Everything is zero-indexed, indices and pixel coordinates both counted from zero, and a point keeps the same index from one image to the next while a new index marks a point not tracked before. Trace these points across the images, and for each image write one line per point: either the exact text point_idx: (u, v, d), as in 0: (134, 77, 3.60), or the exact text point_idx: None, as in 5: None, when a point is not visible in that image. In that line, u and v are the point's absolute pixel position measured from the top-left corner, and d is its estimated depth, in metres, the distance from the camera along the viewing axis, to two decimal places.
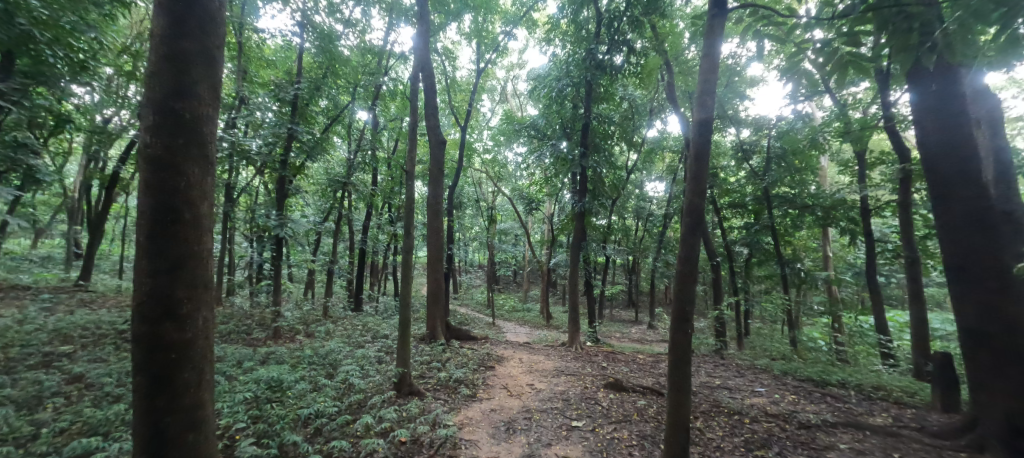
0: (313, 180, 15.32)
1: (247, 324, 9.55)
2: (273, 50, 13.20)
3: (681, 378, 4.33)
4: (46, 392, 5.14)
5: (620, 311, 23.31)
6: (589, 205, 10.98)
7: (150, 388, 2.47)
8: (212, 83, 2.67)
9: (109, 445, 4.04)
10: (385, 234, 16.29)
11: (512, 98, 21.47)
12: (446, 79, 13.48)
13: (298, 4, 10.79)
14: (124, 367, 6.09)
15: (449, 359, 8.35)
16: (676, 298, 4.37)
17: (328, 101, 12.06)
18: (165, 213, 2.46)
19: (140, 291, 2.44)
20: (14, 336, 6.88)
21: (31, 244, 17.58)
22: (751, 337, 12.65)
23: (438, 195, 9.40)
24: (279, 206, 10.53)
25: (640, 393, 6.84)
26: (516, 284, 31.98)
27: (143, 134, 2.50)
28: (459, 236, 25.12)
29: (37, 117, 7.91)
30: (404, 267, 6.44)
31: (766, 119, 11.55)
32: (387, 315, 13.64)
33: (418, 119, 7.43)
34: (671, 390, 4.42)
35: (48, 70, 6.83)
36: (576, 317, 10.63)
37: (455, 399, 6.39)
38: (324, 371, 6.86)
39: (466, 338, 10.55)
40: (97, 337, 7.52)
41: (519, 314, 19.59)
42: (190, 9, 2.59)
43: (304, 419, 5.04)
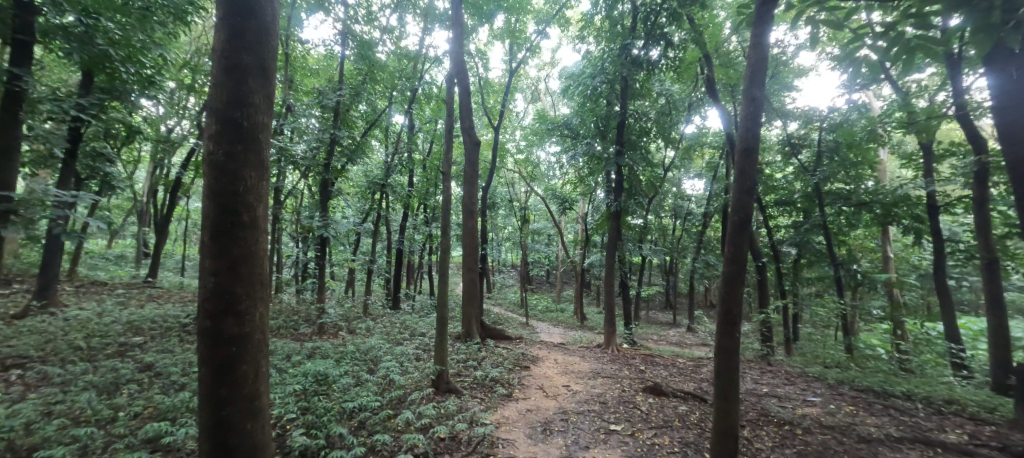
0: (354, 182, 15.93)
1: (294, 320, 10.09)
2: (315, 59, 13.85)
3: (728, 383, 4.18)
4: (122, 379, 5.62)
5: (657, 313, 22.65)
6: (626, 204, 10.77)
7: (213, 379, 2.65)
8: (267, 93, 2.84)
9: (176, 430, 4.37)
10: (421, 234, 16.67)
11: (544, 97, 21.40)
12: (479, 80, 13.61)
13: (338, 14, 11.27)
14: (187, 358, 6.57)
15: (484, 358, 8.44)
16: (722, 300, 4.21)
17: (367, 106, 12.50)
18: (226, 216, 2.63)
19: (205, 288, 2.62)
20: (95, 328, 7.59)
21: (107, 245, 19.37)
22: (800, 342, 11.96)
23: (472, 196, 9.54)
24: (323, 207, 11.04)
25: (682, 399, 6.62)
26: (549, 284, 31.81)
27: (206, 142, 2.68)
28: (492, 236, 25.32)
29: (113, 128, 8.67)
30: (441, 266, 6.56)
31: (816, 112, 10.91)
32: (424, 313, 13.98)
33: (453, 120, 7.57)
34: (718, 397, 4.26)
35: (121, 86, 7.62)
36: (611, 318, 10.43)
37: (492, 398, 6.45)
38: (366, 366, 7.12)
39: (501, 338, 10.61)
40: (164, 329, 8.14)
41: (553, 314, 19.53)
42: (247, 22, 2.75)
43: (349, 412, 5.24)
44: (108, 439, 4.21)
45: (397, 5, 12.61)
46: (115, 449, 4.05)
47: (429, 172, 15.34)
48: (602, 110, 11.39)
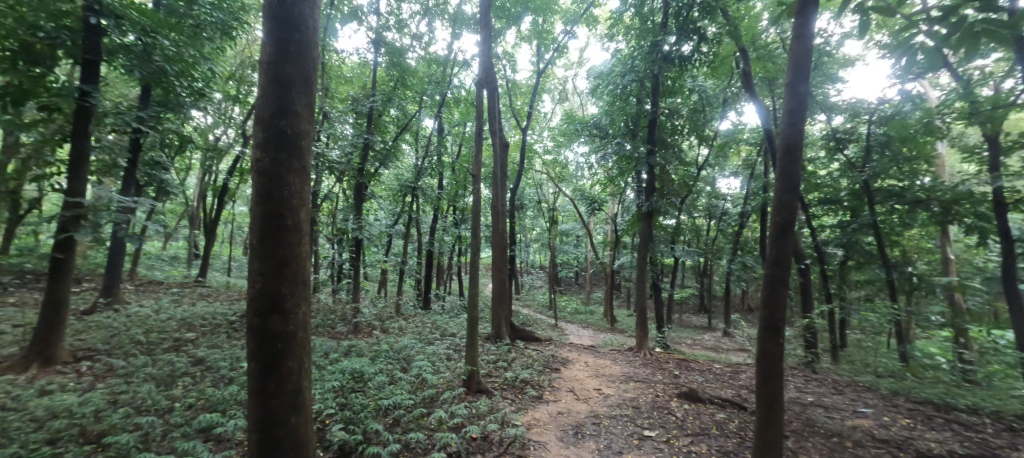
0: (386, 185, 16.35)
1: (331, 319, 10.47)
2: (349, 67, 14.34)
3: (771, 390, 4.02)
4: (177, 372, 6.01)
5: (691, 317, 21.97)
6: (658, 204, 10.52)
7: (260, 374, 2.80)
8: (309, 101, 2.98)
9: (226, 421, 4.62)
10: (451, 236, 16.90)
11: (572, 97, 21.24)
12: (507, 82, 13.68)
13: (370, 23, 11.65)
14: (234, 354, 6.95)
15: (514, 359, 8.45)
16: (764, 304, 4.06)
17: (398, 111, 12.81)
18: (273, 219, 2.77)
19: (253, 288, 2.77)
20: (153, 324, 8.16)
21: (162, 247, 20.77)
22: (849, 349, 11.30)
23: (501, 197, 9.59)
24: (357, 210, 11.42)
25: (719, 406, 6.39)
26: (578, 286, 31.49)
27: (254, 150, 2.83)
28: (521, 237, 25.32)
29: (168, 138, 9.30)
30: (471, 267, 6.62)
31: (865, 104, 10.27)
32: (454, 314, 14.16)
33: (482, 124, 7.63)
34: (760, 404, 4.11)
35: (175, 98, 8.15)
36: (644, 321, 10.21)
37: (523, 399, 6.44)
38: (400, 365, 7.29)
39: (531, 339, 10.60)
40: (214, 326, 8.63)
41: (583, 316, 19.33)
42: (290, 35, 2.89)
43: (384, 409, 5.39)
44: (166, 428, 4.51)
45: (426, 12, 12.86)
46: (173, 438, 4.33)
47: (459, 174, 15.53)
48: (632, 108, 11.19)
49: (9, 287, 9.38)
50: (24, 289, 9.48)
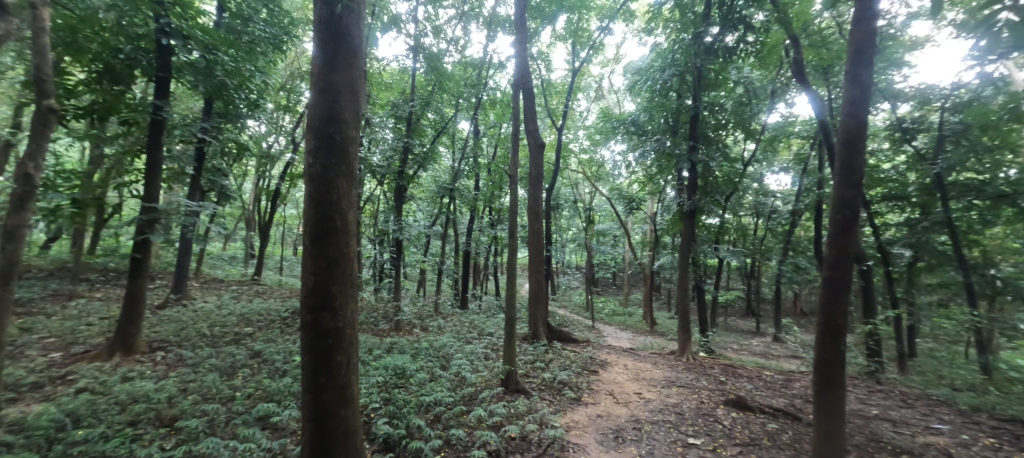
0: (424, 187, 16.76)
1: (374, 316, 10.87)
2: (389, 73, 14.81)
3: (832, 400, 3.80)
4: (238, 364, 6.45)
5: (737, 321, 20.95)
6: (701, 203, 10.12)
7: (313, 367, 2.96)
8: (355, 108, 3.12)
9: (281, 411, 4.90)
10: (487, 236, 17.06)
11: (608, 94, 20.87)
12: (542, 82, 13.64)
13: (409, 30, 12.00)
14: (287, 347, 7.37)
15: (551, 360, 8.40)
16: (823, 308, 3.83)
17: (435, 114, 13.09)
18: (323, 221, 2.91)
19: (306, 286, 2.93)
20: (216, 319, 8.80)
21: (222, 247, 22.36)
22: (918, 358, 10.37)
23: (537, 197, 9.61)
24: (398, 212, 11.80)
25: (771, 416, 6.05)
26: (615, 287, 30.84)
27: (307, 156, 3.00)
28: (556, 237, 25.11)
29: (227, 147, 10.00)
30: (509, 268, 6.63)
31: (936, 90, 9.48)
32: (490, 313, 14.31)
33: (518, 124, 7.65)
34: (818, 414, 3.89)
35: (234, 109, 8.76)
36: (686, 324, 9.85)
37: (562, 401, 6.40)
38: (439, 363, 7.45)
39: (568, 340, 10.51)
40: (269, 321, 9.20)
41: (621, 318, 18.96)
42: (339, 45, 3.03)
43: (425, 405, 5.52)
44: (229, 415, 4.84)
45: (462, 16, 13.06)
46: (236, 424, 4.66)
47: (495, 175, 15.63)
48: (673, 104, 10.84)
49: (95, 283, 10.42)
50: (107, 285, 10.49)
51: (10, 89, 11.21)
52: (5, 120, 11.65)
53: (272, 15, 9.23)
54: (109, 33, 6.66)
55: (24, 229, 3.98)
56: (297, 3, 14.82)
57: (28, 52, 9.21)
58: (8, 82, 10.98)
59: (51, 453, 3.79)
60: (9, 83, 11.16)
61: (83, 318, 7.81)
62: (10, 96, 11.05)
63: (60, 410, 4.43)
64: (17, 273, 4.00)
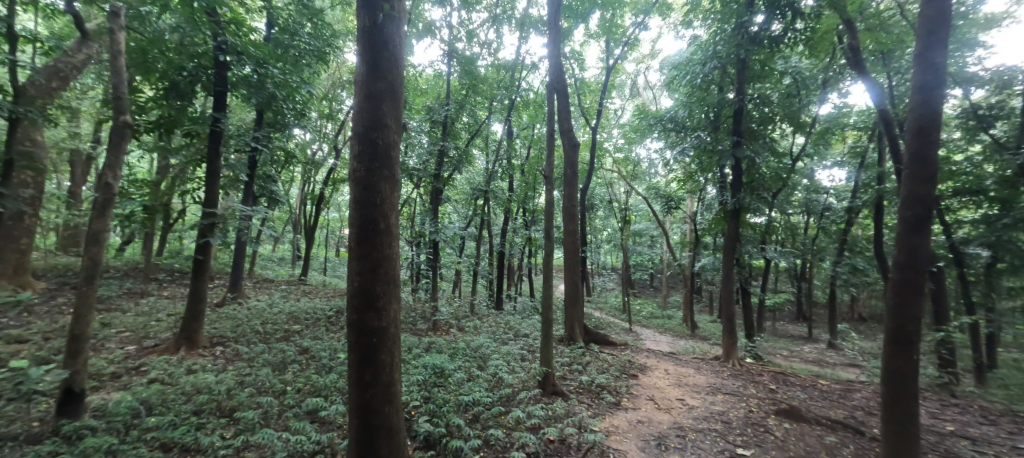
0: (459, 190, 17.00)
1: (413, 316, 11.13)
2: (424, 79, 15.17)
3: (904, 393, 3.86)
4: (288, 359, 6.80)
5: (786, 326, 19.81)
6: (746, 201, 9.67)
7: (359, 365, 3.06)
8: (396, 113, 3.21)
9: (328, 405, 5.11)
10: (521, 237, 17.06)
11: (644, 91, 20.34)
12: (575, 81, 13.49)
13: (443, 36, 12.24)
14: (332, 345, 7.68)
15: (589, 363, 8.28)
16: (893, 303, 3.86)
17: (469, 117, 13.26)
18: (367, 224, 3.01)
19: (352, 286, 3.04)
20: (267, 316, 9.32)
21: (272, 249, 23.67)
22: (1000, 370, 9.40)
23: (573, 197, 9.54)
24: (434, 214, 12.06)
25: (828, 428, 5.69)
26: (653, 289, 29.98)
27: (352, 161, 3.12)
28: (591, 239, 24.74)
29: (276, 155, 10.59)
30: (545, 269, 6.59)
31: (1018, 71, 8.78)
32: (525, 314, 14.29)
33: (551, 125, 7.62)
34: (888, 406, 3.98)
35: (283, 118, 9.25)
36: (731, 328, 9.42)
37: (600, 405, 6.29)
38: (477, 363, 7.52)
39: (606, 343, 10.32)
40: (315, 319, 9.63)
41: (659, 321, 18.42)
42: (380, 53, 3.13)
43: (464, 404, 5.59)
44: (281, 408, 5.11)
45: (494, 19, 13.16)
46: (288, 417, 4.90)
47: (529, 176, 15.62)
48: (714, 99, 10.43)
49: (163, 282, 11.34)
50: (173, 284, 11.38)
51: (91, 107, 12.43)
52: (88, 136, 12.93)
53: (315, 28, 9.67)
54: (173, 53, 7.24)
55: (105, 232, 4.37)
56: (338, 16, 15.49)
57: (106, 73, 10.16)
58: (90, 101, 12.18)
59: (129, 437, 4.15)
60: (90, 102, 12.38)
61: (153, 315, 8.51)
62: (91, 114, 12.26)
63: (135, 398, 4.84)
64: (98, 273, 4.40)
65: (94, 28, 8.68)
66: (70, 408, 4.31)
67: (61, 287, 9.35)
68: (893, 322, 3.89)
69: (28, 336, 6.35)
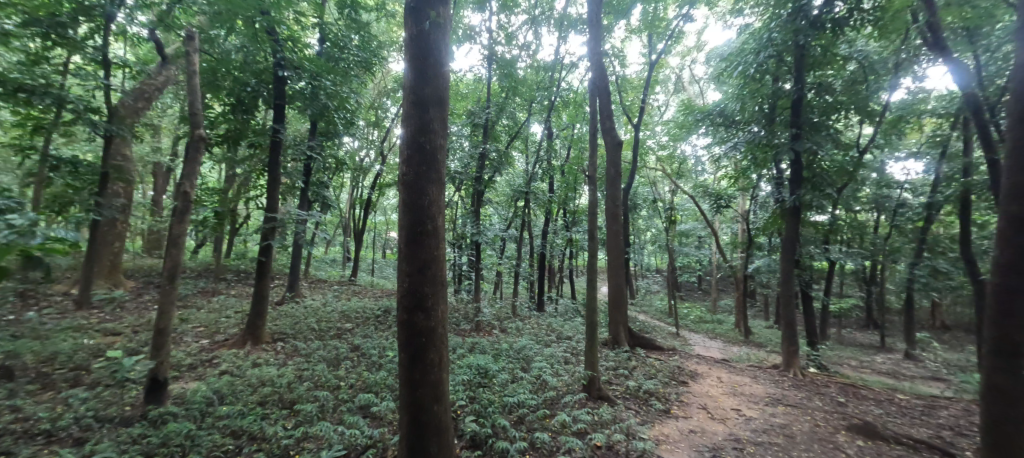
0: (499, 192, 17.14)
1: (456, 317, 11.33)
2: (465, 84, 15.42)
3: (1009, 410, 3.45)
4: (342, 356, 7.14)
5: (853, 333, 18.27)
6: (807, 198, 9.04)
7: (409, 364, 3.15)
8: (442, 117, 3.28)
9: (380, 402, 5.30)
10: (562, 238, 16.90)
11: (689, 85, 19.54)
12: (616, 79, 13.20)
13: (483, 40, 12.41)
14: (381, 343, 7.97)
15: (635, 368, 8.05)
16: (996, 309, 3.47)
17: (509, 120, 13.34)
18: (416, 226, 3.10)
19: (403, 287, 3.14)
20: (322, 315, 9.83)
21: (324, 251, 24.97)
22: None
23: (616, 197, 9.34)
24: (475, 216, 12.23)
25: (910, 448, 5.17)
26: (702, 292, 28.65)
27: (401, 165, 3.21)
28: (634, 239, 24.06)
29: (328, 162, 11.17)
30: (589, 270, 6.47)
31: None
32: (567, 316, 14.14)
33: (593, 124, 7.49)
34: (992, 424, 3.57)
35: (335, 127, 9.75)
36: (791, 333, 8.83)
37: (649, 412, 6.09)
38: (520, 364, 7.53)
39: (652, 347, 10.00)
40: (364, 318, 10.04)
41: (709, 325, 17.60)
42: (426, 59, 3.21)
43: (509, 406, 5.60)
44: (337, 402, 5.36)
45: (533, 20, 13.14)
46: (343, 411, 5.14)
47: (569, 177, 15.46)
48: (768, 89, 9.82)
49: (231, 281, 12.29)
50: (239, 283, 12.29)
51: (170, 124, 13.74)
52: (167, 150, 14.28)
53: (363, 41, 10.11)
54: (238, 70, 7.83)
55: (182, 235, 4.79)
56: (383, 27, 16.13)
57: (182, 92, 11.18)
58: (169, 119, 13.44)
59: (205, 424, 4.51)
60: (169, 119, 13.68)
61: (223, 312, 9.22)
62: (170, 130, 13.54)
63: (209, 388, 5.26)
64: (178, 273, 4.81)
65: (172, 53, 9.59)
66: (155, 395, 4.74)
67: (147, 285, 10.36)
68: (993, 335, 3.52)
69: (120, 328, 7.07)
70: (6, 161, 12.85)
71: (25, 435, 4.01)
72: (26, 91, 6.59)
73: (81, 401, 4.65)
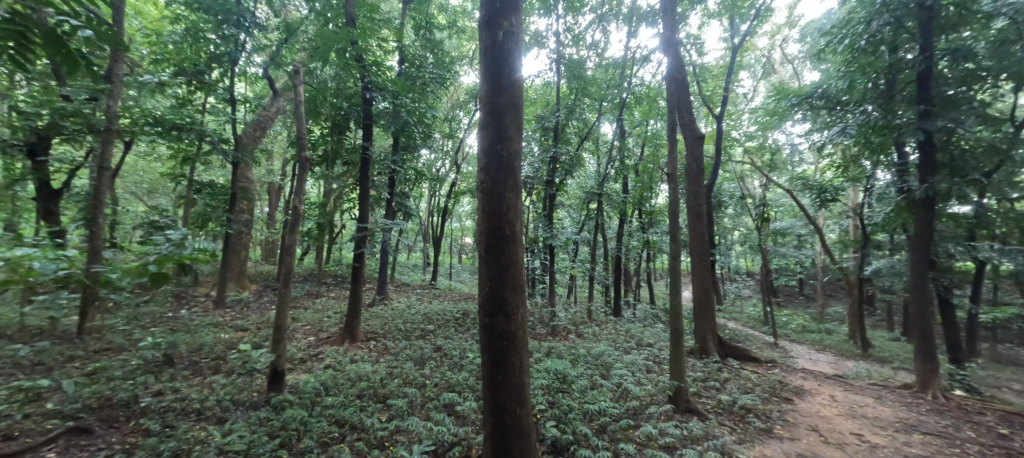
0: (571, 194, 16.96)
1: (532, 321, 11.39)
2: (534, 89, 15.58)
3: None
4: (426, 356, 7.54)
5: (1009, 348, 15.09)
6: (942, 186, 7.72)
7: (492, 366, 3.24)
8: (518, 124, 3.35)
9: (462, 401, 5.51)
10: (638, 240, 16.22)
11: (779, 67, 17.73)
12: (695, 69, 12.42)
13: (551, 44, 12.44)
14: (461, 345, 8.27)
15: (728, 380, 7.45)
16: None
17: (579, 122, 13.15)
18: (495, 232, 3.19)
19: (483, 291, 3.24)
20: (407, 317, 10.48)
21: (408, 257, 26.67)
22: None
23: (699, 194, 8.78)
24: (548, 220, 12.23)
25: None
26: (804, 298, 25.60)
27: (480, 174, 3.33)
28: (720, 240, 22.31)
29: (409, 174, 11.92)
30: (672, 273, 6.13)
31: None
32: (647, 322, 13.52)
33: (672, 118, 7.14)
34: None
35: (416, 140, 10.39)
36: (927, 347, 7.59)
37: (747, 430, 5.59)
38: (600, 371, 7.35)
39: (746, 357, 9.17)
40: (445, 320, 10.51)
41: (814, 335, 15.72)
42: (500, 68, 3.31)
43: (590, 414, 5.49)
44: (423, 399, 5.67)
45: (601, 18, 12.91)
46: (430, 408, 5.42)
47: (644, 176, 14.82)
48: (883, 63, 8.56)
49: (330, 285, 13.63)
50: (337, 287, 13.59)
51: (280, 148, 15.67)
52: (278, 170, 16.29)
53: (437, 58, 10.64)
54: (332, 96, 8.72)
55: (294, 244, 5.43)
56: (455, 43, 16.90)
57: (288, 120, 12.72)
58: (279, 144, 15.33)
59: (315, 412, 5.04)
60: (279, 144, 15.64)
61: (324, 312, 10.25)
62: (280, 153, 15.48)
63: (317, 380, 5.88)
64: (291, 277, 5.46)
65: (281, 87, 11.00)
66: (276, 384, 5.41)
67: (265, 288, 11.90)
68: None
69: (247, 325, 8.21)
70: (163, 187, 15.63)
71: (182, 411, 4.82)
72: (177, 129, 8.17)
73: (221, 385, 5.48)
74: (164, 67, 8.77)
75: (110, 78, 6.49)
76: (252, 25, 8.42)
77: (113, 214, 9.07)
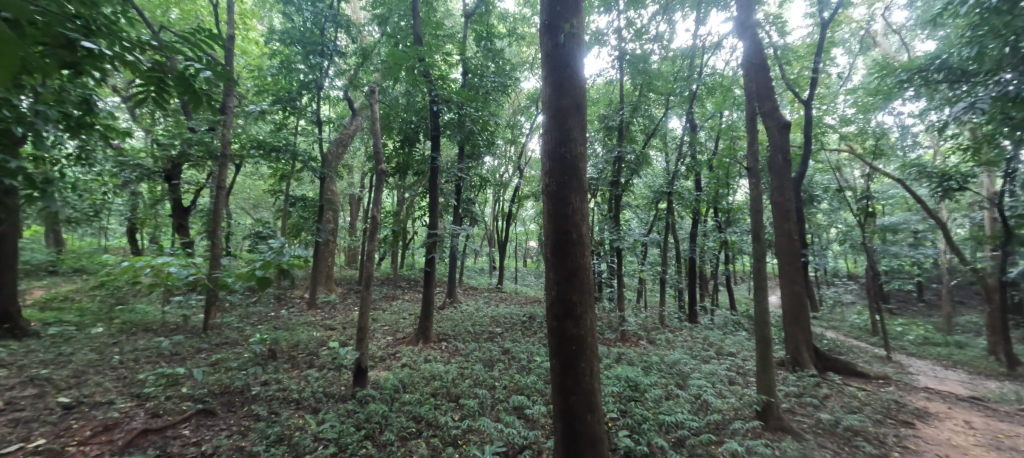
0: (638, 195, 16.41)
1: (600, 326, 11.18)
2: (596, 88, 15.36)
3: None
4: (496, 359, 7.73)
5: None
6: None
7: (561, 370, 3.28)
8: (582, 127, 3.37)
9: (532, 405, 5.59)
10: (714, 241, 15.20)
11: (880, 39, 15.65)
12: (776, 51, 11.44)
13: (612, 42, 12.21)
14: (529, 349, 8.35)
15: (827, 398, 6.75)
16: None
17: (644, 119, 12.69)
18: (561, 236, 3.24)
19: (551, 295, 3.30)
20: (477, 320, 10.80)
21: (476, 261, 27.41)
22: None
23: (783, 189, 8.09)
24: (614, 222, 11.93)
25: None
26: (921, 305, 22.16)
27: (545, 178, 3.40)
28: (811, 239, 20.21)
29: (474, 181, 12.29)
30: (756, 275, 5.70)
31: None
32: (726, 329, 12.66)
33: (750, 107, 6.67)
34: None
35: (485, 145, 10.64)
36: None
37: (852, 454, 5.04)
38: (675, 380, 7.03)
39: (847, 371, 8.23)
40: (512, 324, 10.67)
41: (932, 347, 13.67)
42: (562, 72, 3.36)
43: (667, 425, 5.29)
44: (496, 401, 5.84)
45: (665, 10, 12.41)
46: (501, 410, 5.56)
47: (719, 172, 13.89)
48: None
49: (404, 289, 14.45)
50: (411, 290, 14.38)
51: (359, 162, 16.98)
52: (358, 183, 17.63)
53: (499, 66, 10.84)
54: (404, 111, 9.32)
55: (374, 250, 5.86)
56: (516, 50, 17.17)
57: (365, 135, 13.76)
58: (358, 158, 16.61)
59: (395, 407, 5.41)
60: (358, 159, 16.96)
61: (401, 315, 10.90)
62: (359, 166, 16.78)
63: (396, 378, 6.29)
64: (371, 280, 5.90)
65: (359, 105, 11.94)
66: (360, 380, 5.87)
67: (349, 292, 12.94)
68: None
69: (334, 324, 8.99)
70: (264, 201, 17.65)
71: (284, 400, 5.42)
72: (276, 150, 9.24)
73: (315, 378, 6.08)
74: (264, 97, 9.95)
75: (225, 111, 7.52)
76: (334, 52, 9.43)
77: (227, 227, 10.49)
